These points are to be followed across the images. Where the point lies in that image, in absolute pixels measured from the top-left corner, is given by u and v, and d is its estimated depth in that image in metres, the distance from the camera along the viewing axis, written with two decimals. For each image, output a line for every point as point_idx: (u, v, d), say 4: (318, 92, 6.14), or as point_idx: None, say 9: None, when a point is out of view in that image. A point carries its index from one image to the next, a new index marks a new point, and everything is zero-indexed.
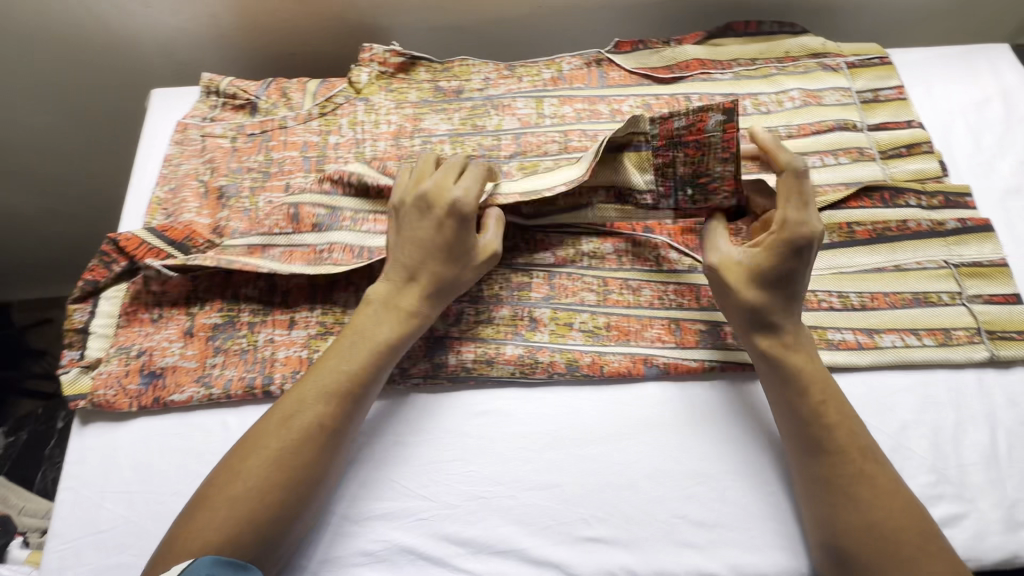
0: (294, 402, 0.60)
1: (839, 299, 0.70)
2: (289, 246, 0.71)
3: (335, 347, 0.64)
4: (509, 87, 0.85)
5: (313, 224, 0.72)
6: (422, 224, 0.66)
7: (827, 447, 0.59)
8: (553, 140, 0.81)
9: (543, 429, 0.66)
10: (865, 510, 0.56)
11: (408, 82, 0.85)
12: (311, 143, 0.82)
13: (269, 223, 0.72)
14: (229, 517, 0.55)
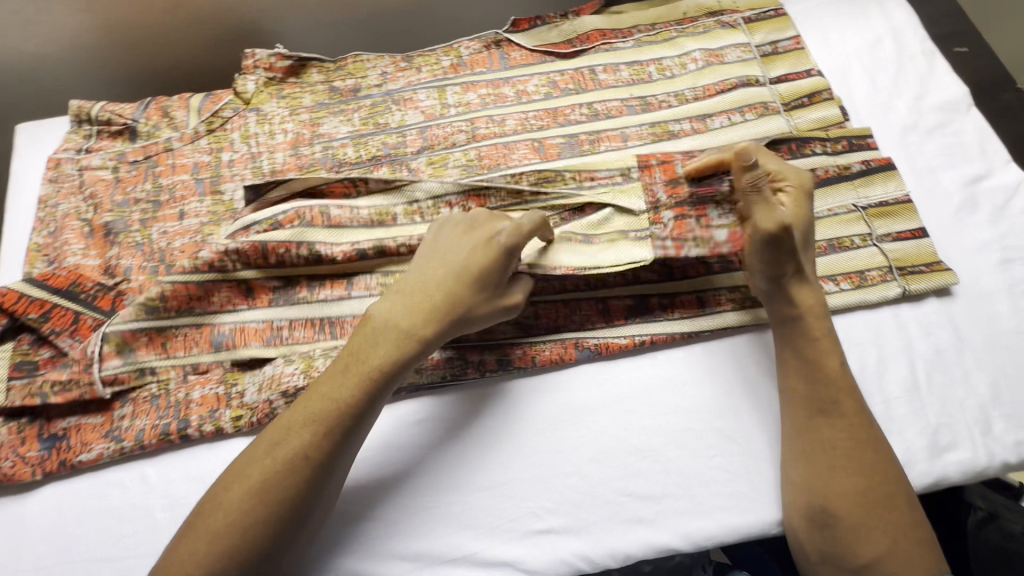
0: (291, 429, 0.56)
1: None
2: (240, 326, 0.66)
3: (333, 369, 0.59)
4: (408, 80, 0.81)
5: (269, 299, 0.67)
6: (453, 249, 0.62)
7: (835, 413, 0.59)
8: (459, 130, 0.78)
9: (484, 430, 0.65)
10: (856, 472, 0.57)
11: (300, 86, 0.81)
12: (202, 163, 0.76)
13: (216, 302, 0.66)
14: (214, 557, 0.52)
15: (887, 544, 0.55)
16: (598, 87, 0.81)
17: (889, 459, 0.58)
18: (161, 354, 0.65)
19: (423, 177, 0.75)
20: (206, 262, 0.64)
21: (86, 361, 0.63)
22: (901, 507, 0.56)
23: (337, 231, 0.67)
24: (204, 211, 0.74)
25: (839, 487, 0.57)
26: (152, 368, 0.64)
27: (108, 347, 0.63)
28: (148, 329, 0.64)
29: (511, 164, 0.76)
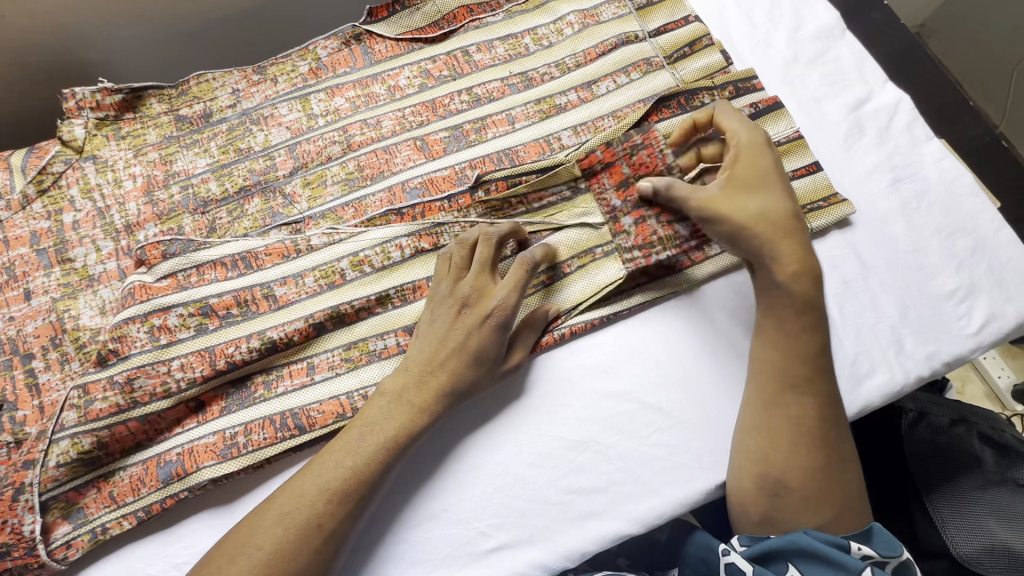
0: (305, 493, 0.53)
1: None
2: (190, 447, 0.58)
3: (340, 439, 0.56)
4: (265, 94, 0.73)
5: (221, 407, 0.60)
6: (446, 324, 0.59)
7: (791, 381, 0.58)
8: (332, 141, 0.71)
9: (424, 458, 0.61)
10: (804, 439, 0.57)
11: (140, 121, 0.71)
12: (41, 230, 0.66)
13: (165, 429, 0.59)
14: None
15: (822, 505, 0.57)
16: (474, 70, 0.76)
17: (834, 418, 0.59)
18: (111, 506, 0.56)
19: (301, 201, 0.69)
20: (145, 391, 0.57)
21: (27, 543, 0.54)
22: (840, 467, 0.58)
23: (286, 310, 0.62)
24: (54, 285, 0.64)
25: (796, 458, 0.57)
26: (104, 525, 0.55)
27: (52, 516, 0.55)
28: (90, 478, 0.56)
29: (395, 169, 0.70)
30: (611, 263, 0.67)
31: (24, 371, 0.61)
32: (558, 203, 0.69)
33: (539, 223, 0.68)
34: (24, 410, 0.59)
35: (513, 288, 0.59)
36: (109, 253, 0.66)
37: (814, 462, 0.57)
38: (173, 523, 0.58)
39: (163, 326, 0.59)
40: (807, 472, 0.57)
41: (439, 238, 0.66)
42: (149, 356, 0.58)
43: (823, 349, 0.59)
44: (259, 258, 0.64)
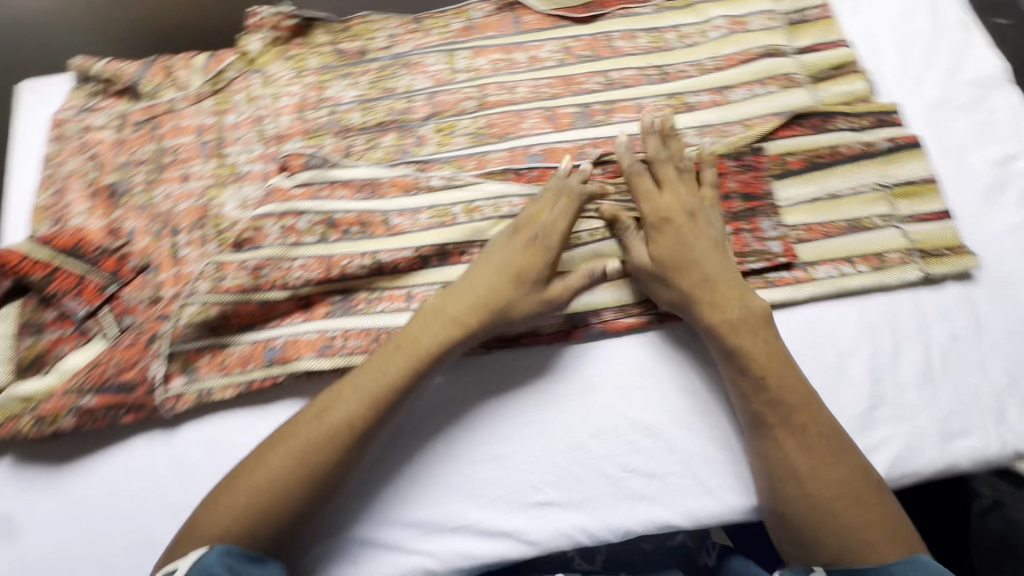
0: (333, 415, 0.57)
1: (791, 233, 0.69)
2: (294, 337, 0.64)
3: (379, 354, 0.60)
4: (417, 42, 0.78)
5: (326, 311, 0.65)
6: (507, 253, 0.64)
7: (780, 417, 0.58)
8: (469, 96, 0.75)
9: (489, 401, 0.64)
10: (796, 478, 0.56)
11: (306, 47, 0.78)
12: (206, 125, 0.74)
13: (275, 318, 0.65)
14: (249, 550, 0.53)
15: (829, 541, 0.54)
16: (613, 55, 0.78)
17: (847, 454, 0.57)
18: (219, 373, 0.62)
19: (430, 144, 0.73)
20: (268, 279, 0.64)
21: (149, 384, 0.61)
22: (856, 503, 0.55)
23: (399, 238, 0.67)
24: (208, 174, 0.72)
25: (786, 491, 0.56)
26: (211, 388, 0.62)
27: (171, 368, 0.62)
28: (207, 344, 0.63)
29: (521, 133, 0.74)
30: None
31: (170, 241, 0.69)
32: None
33: None
34: (164, 273, 0.67)
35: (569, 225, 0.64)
36: (258, 156, 0.73)
37: (824, 496, 0.55)
38: (265, 401, 0.64)
39: (293, 227, 0.66)
40: (806, 512, 0.55)
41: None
42: (278, 250, 0.64)
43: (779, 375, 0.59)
44: (383, 187, 0.69)
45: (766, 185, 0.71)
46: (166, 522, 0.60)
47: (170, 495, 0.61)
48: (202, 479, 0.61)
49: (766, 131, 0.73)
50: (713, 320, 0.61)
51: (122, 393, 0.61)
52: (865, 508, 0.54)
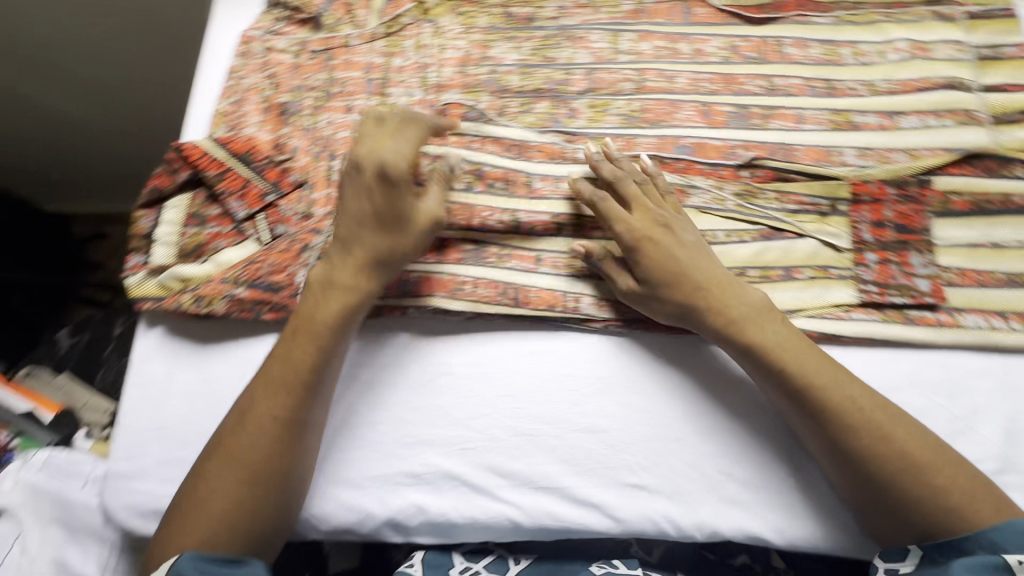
0: (282, 389, 0.58)
1: (942, 274, 0.66)
2: (427, 275, 0.67)
3: (314, 279, 0.63)
4: (584, 18, 0.79)
5: (459, 256, 0.68)
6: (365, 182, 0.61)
7: (806, 402, 0.57)
8: (627, 78, 0.76)
9: (596, 375, 0.66)
10: (852, 463, 0.55)
11: (478, 5, 0.81)
12: (374, 64, 0.78)
13: None
14: (237, 531, 0.54)
15: (908, 510, 0.53)
16: (781, 61, 0.76)
17: (884, 417, 0.55)
18: None
19: (582, 118, 0.74)
20: None
21: (293, 288, 0.66)
22: (925, 478, 0.53)
23: (539, 201, 0.69)
24: (369, 110, 0.76)
25: (849, 479, 0.56)
26: None
27: None
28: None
29: (673, 123, 0.74)
30: (843, 287, 0.66)
31: (326, 165, 0.73)
32: (813, 210, 0.69)
33: (790, 220, 0.69)
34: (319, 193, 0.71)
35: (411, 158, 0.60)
36: (417, 101, 0.76)
37: (880, 475, 0.54)
38: (387, 328, 0.68)
39: None
40: (881, 492, 0.54)
41: (689, 196, 0.70)
42: None
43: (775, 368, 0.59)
44: (531, 151, 0.71)
45: (925, 220, 0.68)
46: None
47: None
48: None
49: (935, 167, 0.69)
50: (721, 325, 0.61)
51: (268, 292, 0.66)
52: (931, 479, 0.53)
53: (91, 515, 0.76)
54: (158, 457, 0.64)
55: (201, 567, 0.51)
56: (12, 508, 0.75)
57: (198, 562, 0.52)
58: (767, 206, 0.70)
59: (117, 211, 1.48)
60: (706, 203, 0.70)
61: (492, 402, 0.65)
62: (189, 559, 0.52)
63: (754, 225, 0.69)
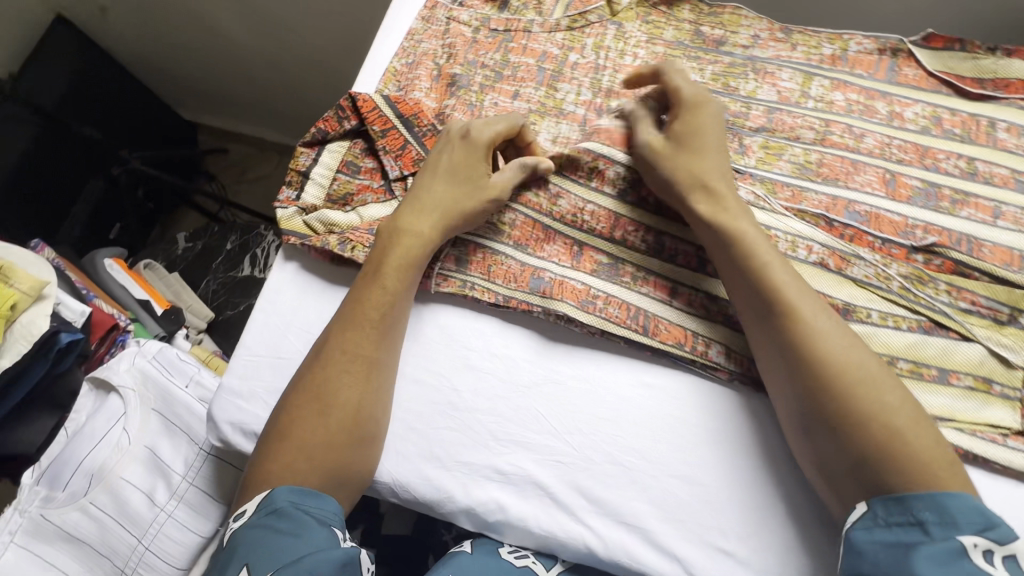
0: (364, 329, 0.62)
1: None
2: (561, 280, 0.67)
3: (403, 209, 0.67)
4: (778, 52, 0.75)
5: (594, 267, 0.68)
6: (455, 159, 0.68)
7: (775, 322, 0.57)
8: (810, 125, 0.71)
9: (706, 426, 0.63)
10: (807, 390, 0.55)
11: (667, 18, 0.78)
12: (550, 55, 0.77)
13: (548, 251, 0.69)
14: (322, 468, 0.57)
15: (857, 448, 0.52)
16: (989, 145, 0.69)
17: (845, 349, 0.55)
18: (484, 275, 0.68)
19: (752, 156, 0.70)
20: (561, 210, 0.69)
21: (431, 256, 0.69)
22: (879, 420, 0.52)
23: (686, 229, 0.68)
24: (536, 100, 0.75)
25: (824, 434, 0.54)
26: (473, 284, 0.67)
27: (452, 251, 0.69)
28: (485, 249, 0.69)
29: (850, 185, 0.68)
30: (1004, 407, 0.60)
31: None
32: (987, 317, 0.63)
33: (960, 318, 0.63)
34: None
35: (479, 151, 0.68)
36: (584, 101, 0.75)
37: (833, 405, 0.53)
38: (509, 321, 0.68)
39: (603, 172, 0.70)
40: (832, 426, 0.53)
41: (848, 265, 0.65)
42: (581, 189, 0.69)
43: (790, 320, 0.56)
44: None
45: None
46: None
47: (402, 358, 0.67)
48: (431, 360, 0.66)
49: None
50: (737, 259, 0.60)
51: None
52: (885, 422, 0.52)
53: (192, 417, 0.81)
54: (268, 384, 0.67)
55: (291, 501, 0.54)
56: (127, 388, 0.82)
57: (287, 494, 0.54)
58: (936, 298, 0.64)
59: (274, 136, 1.73)
60: (867, 276, 0.65)
61: (595, 424, 0.63)
62: (279, 492, 0.55)
63: (914, 314, 0.64)
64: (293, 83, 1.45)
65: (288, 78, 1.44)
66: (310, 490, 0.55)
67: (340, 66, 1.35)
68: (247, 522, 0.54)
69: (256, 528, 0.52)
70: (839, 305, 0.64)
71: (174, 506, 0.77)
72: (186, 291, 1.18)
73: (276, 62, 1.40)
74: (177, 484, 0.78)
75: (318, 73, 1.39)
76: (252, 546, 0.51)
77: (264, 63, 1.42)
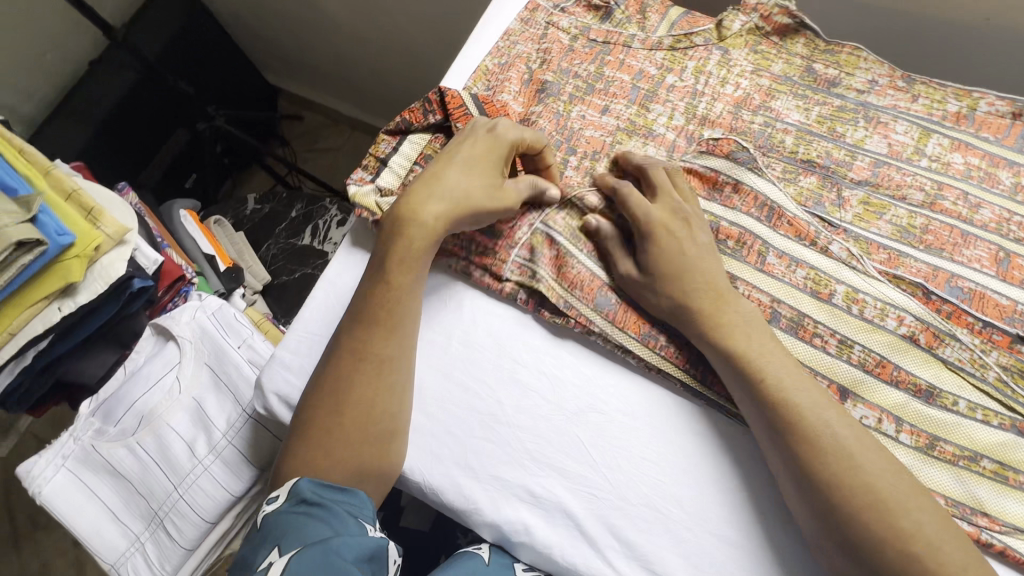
0: (376, 329, 0.60)
1: None
2: (628, 303, 0.64)
3: (416, 190, 0.63)
4: (895, 102, 0.69)
5: None
6: (480, 154, 0.64)
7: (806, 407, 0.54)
8: (920, 186, 0.65)
9: (756, 487, 0.59)
10: (835, 497, 0.51)
11: (778, 50, 0.74)
12: (647, 73, 0.74)
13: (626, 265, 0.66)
14: (345, 464, 0.57)
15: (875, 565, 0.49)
16: None
17: (856, 455, 0.52)
18: (556, 273, 0.66)
19: (848, 210, 0.66)
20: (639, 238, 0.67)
21: (510, 241, 0.67)
22: (904, 549, 0.48)
23: (765, 277, 0.64)
24: (625, 118, 0.72)
25: (834, 540, 0.51)
26: (545, 278, 0.65)
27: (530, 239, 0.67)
28: (559, 244, 0.67)
29: (956, 257, 0.62)
30: None
31: (562, 158, 0.71)
32: None
33: None
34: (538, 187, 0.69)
35: (501, 151, 0.64)
36: (675, 126, 0.72)
37: (854, 529, 0.50)
38: (565, 341, 0.66)
39: None
40: (863, 526, 0.49)
41: (941, 344, 0.60)
42: None
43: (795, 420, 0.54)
44: (780, 221, 0.65)
45: None
46: (433, 378, 0.65)
47: (450, 359, 0.66)
48: (479, 367, 0.65)
49: None
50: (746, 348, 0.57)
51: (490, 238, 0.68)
52: (906, 545, 0.48)
53: (239, 379, 0.83)
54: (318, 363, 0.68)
55: (316, 491, 0.54)
56: (185, 338, 0.86)
57: (312, 486, 0.54)
58: None
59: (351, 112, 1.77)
60: (960, 360, 0.59)
61: (638, 464, 0.61)
62: (304, 483, 0.54)
63: (1009, 412, 0.58)
64: (378, 64, 1.48)
65: (374, 58, 1.47)
66: (334, 483, 0.55)
67: (425, 53, 1.37)
68: (277, 507, 0.54)
69: (284, 515, 0.52)
70: (922, 386, 0.59)
71: (211, 461, 0.80)
72: (249, 250, 1.22)
73: (365, 43, 1.43)
74: (216, 440, 0.80)
75: (404, 57, 1.41)
76: (281, 533, 0.51)
77: (353, 42, 1.45)
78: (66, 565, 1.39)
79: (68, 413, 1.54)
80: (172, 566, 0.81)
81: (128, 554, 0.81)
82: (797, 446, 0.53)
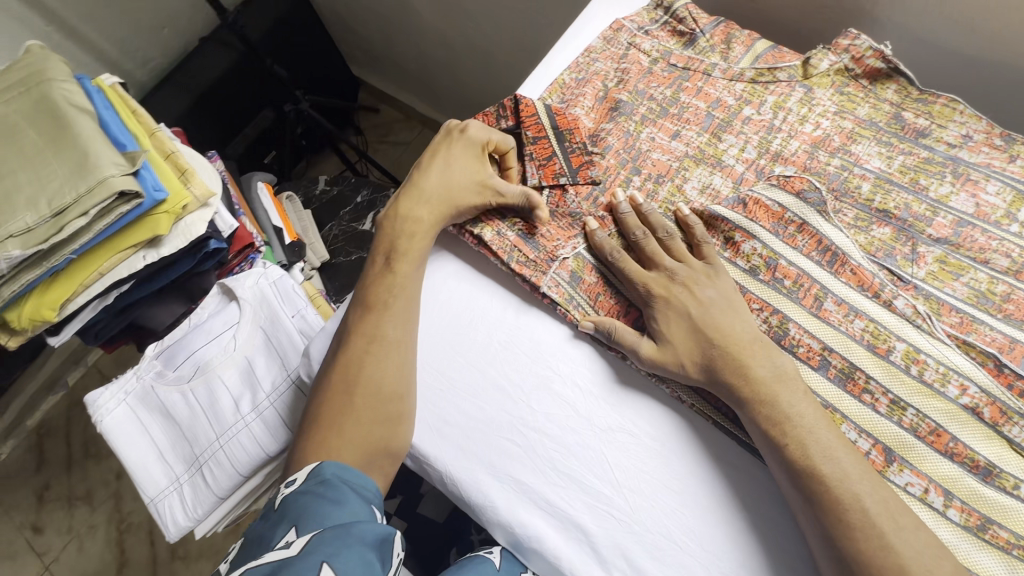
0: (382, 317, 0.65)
1: None
2: None
3: (405, 195, 0.71)
4: (990, 161, 0.66)
5: None
6: (460, 157, 0.71)
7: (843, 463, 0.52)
8: (1006, 252, 0.61)
9: (782, 537, 0.57)
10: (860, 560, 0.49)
11: (866, 93, 0.72)
12: (724, 103, 0.74)
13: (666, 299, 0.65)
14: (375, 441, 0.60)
15: None
16: None
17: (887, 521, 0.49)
18: (591, 299, 0.67)
19: (921, 266, 0.63)
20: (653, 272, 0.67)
21: (551, 256, 0.67)
22: None
23: (820, 322, 0.62)
24: (695, 145, 0.72)
25: None
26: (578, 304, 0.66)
27: (569, 261, 0.67)
28: (600, 269, 0.67)
29: None
30: None
31: (625, 176, 0.72)
32: None
33: None
34: (580, 181, 0.72)
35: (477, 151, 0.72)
36: (745, 158, 0.71)
37: None
38: (599, 358, 0.66)
39: (738, 245, 0.66)
40: None
41: (1008, 422, 0.55)
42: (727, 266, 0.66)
43: (826, 477, 0.52)
44: (844, 268, 0.63)
45: None
46: (468, 372, 0.66)
47: (487, 357, 0.67)
48: (511, 367, 0.66)
49: None
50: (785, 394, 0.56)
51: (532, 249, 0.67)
52: None
53: (290, 346, 0.88)
54: None
55: (337, 475, 0.57)
56: (246, 301, 0.91)
57: (335, 468, 0.58)
58: None
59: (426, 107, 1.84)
60: None
61: (660, 491, 0.60)
62: (327, 465, 0.58)
63: None
64: (457, 65, 1.53)
65: (453, 59, 1.52)
66: (349, 470, 0.59)
67: (502, 59, 1.40)
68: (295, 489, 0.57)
69: (302, 495, 0.55)
70: (979, 462, 0.55)
71: (252, 419, 0.85)
72: (313, 228, 1.29)
73: (447, 44, 1.49)
74: (260, 400, 0.86)
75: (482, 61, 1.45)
76: (299, 512, 0.53)
77: (436, 43, 1.51)
78: (107, 496, 1.50)
79: (132, 355, 1.67)
80: (203, 511, 0.86)
81: (166, 492, 0.86)
82: (828, 503, 0.51)
